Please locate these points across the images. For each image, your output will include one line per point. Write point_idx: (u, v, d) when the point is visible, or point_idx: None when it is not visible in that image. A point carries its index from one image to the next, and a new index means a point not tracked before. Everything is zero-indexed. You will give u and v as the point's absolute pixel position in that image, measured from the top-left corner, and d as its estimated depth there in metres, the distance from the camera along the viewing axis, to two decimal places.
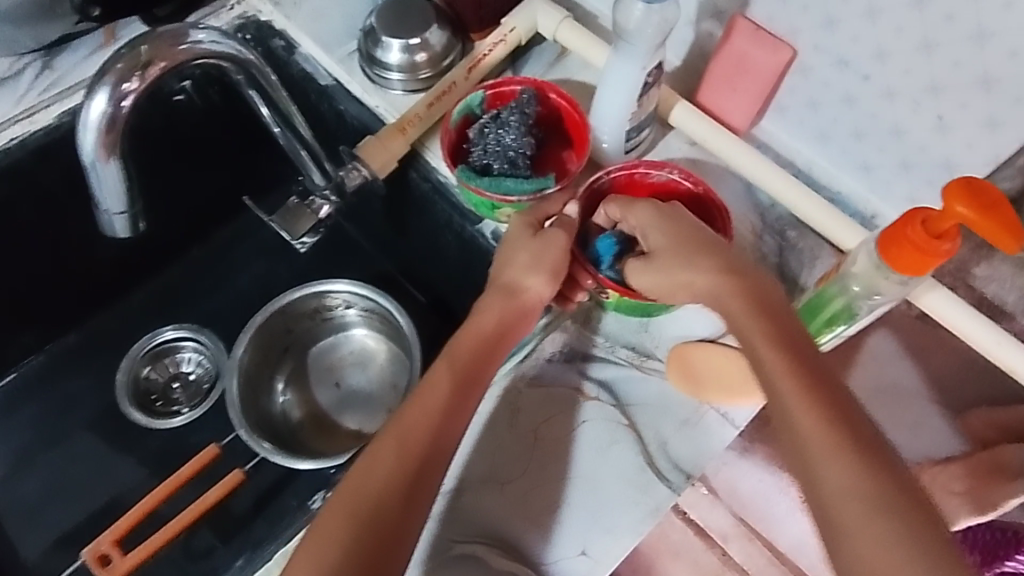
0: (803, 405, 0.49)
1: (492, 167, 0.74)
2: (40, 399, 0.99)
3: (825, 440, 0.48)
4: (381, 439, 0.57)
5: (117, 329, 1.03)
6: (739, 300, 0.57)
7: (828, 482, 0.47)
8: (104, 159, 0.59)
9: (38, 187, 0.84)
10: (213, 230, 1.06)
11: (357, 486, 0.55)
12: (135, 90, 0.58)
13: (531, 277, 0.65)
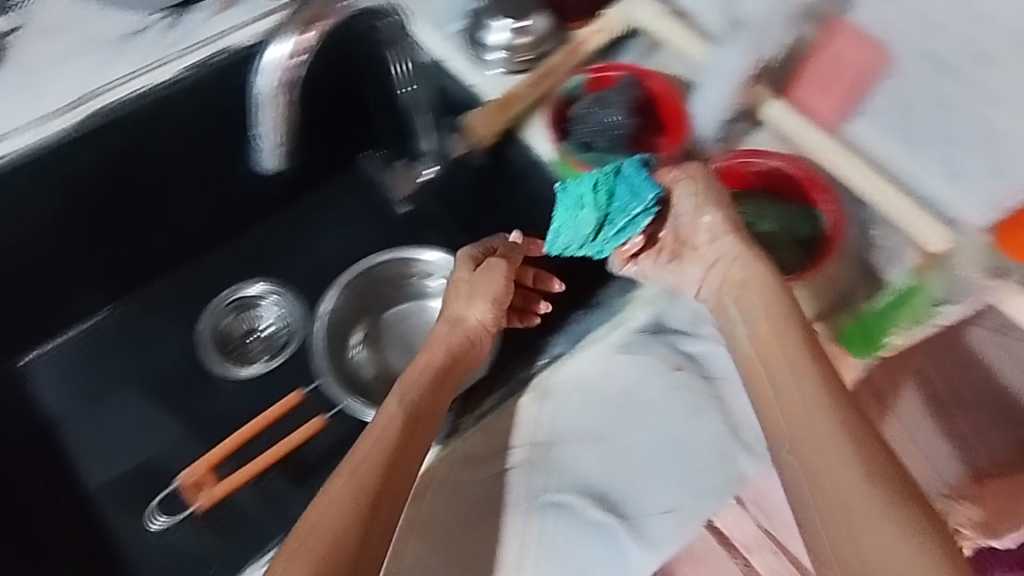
0: (820, 412, 0.60)
1: (594, 144, 0.78)
2: (121, 343, 1.02)
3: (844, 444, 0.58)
4: (347, 464, 0.62)
5: (199, 282, 1.05)
6: (756, 283, 0.67)
7: (846, 483, 0.57)
8: (274, 98, 0.66)
9: (153, 136, 0.88)
10: (296, 198, 1.08)
11: (328, 511, 0.59)
12: (305, 43, 0.63)
13: (456, 317, 0.76)
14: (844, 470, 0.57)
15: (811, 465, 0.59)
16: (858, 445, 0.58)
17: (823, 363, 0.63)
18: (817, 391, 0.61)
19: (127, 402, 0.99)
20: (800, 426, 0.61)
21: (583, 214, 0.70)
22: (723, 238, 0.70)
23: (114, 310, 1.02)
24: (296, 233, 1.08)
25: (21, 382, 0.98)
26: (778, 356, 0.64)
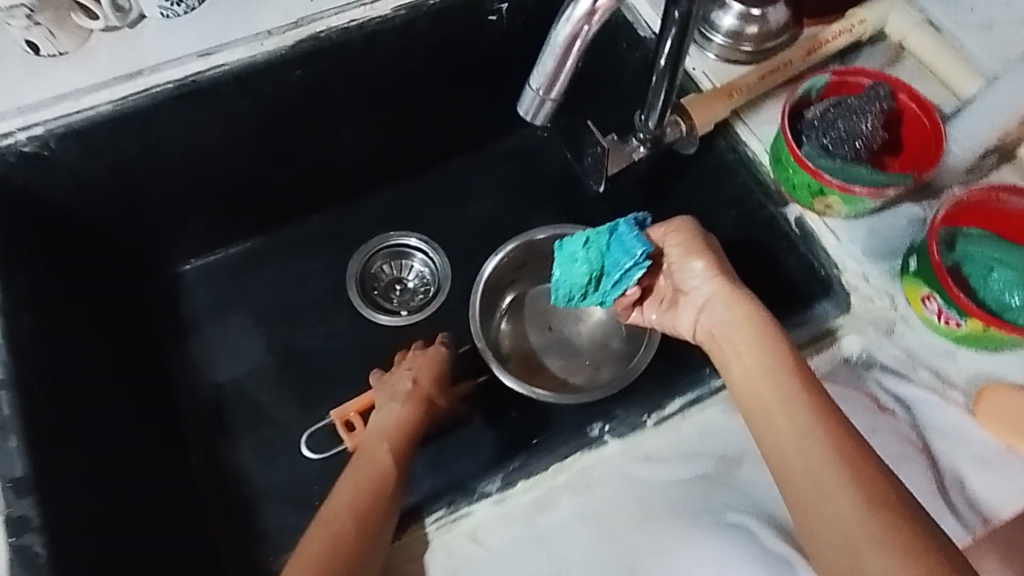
0: (806, 430, 0.55)
1: (837, 152, 0.72)
2: (272, 268, 1.02)
3: (819, 464, 0.52)
4: (330, 506, 0.64)
5: (352, 225, 1.06)
6: (737, 322, 0.64)
7: (819, 502, 0.51)
8: (567, 55, 0.54)
9: (353, 70, 0.87)
10: (457, 157, 1.09)
11: (317, 543, 0.59)
12: None
13: (406, 387, 0.84)
14: (841, 494, 0.51)
15: (805, 488, 0.52)
16: (832, 456, 0.52)
17: (809, 389, 0.57)
18: (793, 408, 0.56)
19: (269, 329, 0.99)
20: (783, 451, 0.55)
21: (576, 266, 0.78)
22: (698, 275, 0.69)
23: (269, 236, 1.03)
24: (453, 194, 1.09)
25: (172, 289, 0.98)
26: (757, 381, 0.59)
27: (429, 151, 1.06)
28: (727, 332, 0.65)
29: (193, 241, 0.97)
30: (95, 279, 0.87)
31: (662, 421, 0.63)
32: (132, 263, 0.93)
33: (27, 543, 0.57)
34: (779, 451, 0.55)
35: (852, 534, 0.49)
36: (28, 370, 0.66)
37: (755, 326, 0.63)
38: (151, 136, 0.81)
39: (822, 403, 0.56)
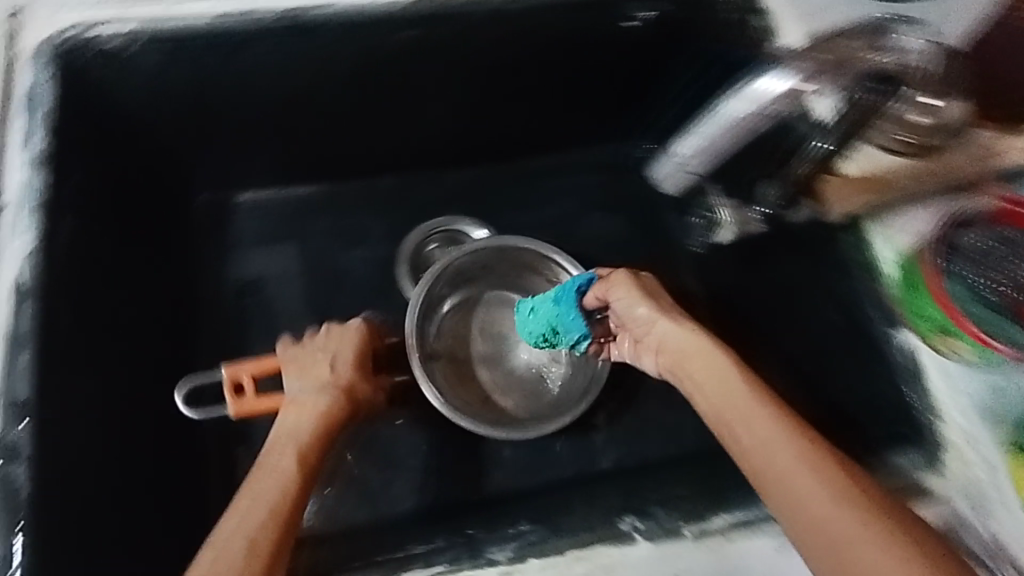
0: (779, 435, 0.51)
1: (991, 298, 0.62)
2: (328, 219, 0.96)
3: (800, 468, 0.49)
4: (249, 486, 0.56)
5: (424, 196, 0.99)
6: (700, 352, 0.60)
7: (806, 506, 0.47)
8: (721, 130, 0.66)
9: (467, 42, 0.79)
10: (551, 154, 0.99)
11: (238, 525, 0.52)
12: (803, 90, 0.59)
13: (326, 356, 0.70)
14: (832, 513, 0.46)
15: (794, 509, 0.48)
16: (813, 468, 0.49)
17: (767, 399, 0.55)
18: (759, 425, 0.53)
19: (312, 282, 0.93)
20: (756, 456, 0.52)
21: (532, 325, 0.78)
22: (658, 323, 0.64)
23: (335, 184, 0.96)
24: (536, 192, 0.99)
25: (223, 215, 0.93)
26: (725, 403, 0.56)
27: (523, 143, 0.97)
28: (687, 358, 0.60)
29: (256, 171, 0.91)
30: (147, 190, 0.82)
31: (705, 538, 0.57)
32: (188, 178, 0.88)
33: (12, 471, 0.54)
34: (750, 451, 0.52)
35: (837, 540, 0.45)
36: (58, 278, 0.61)
37: (722, 364, 0.58)
38: (241, 56, 0.75)
39: (789, 417, 0.53)
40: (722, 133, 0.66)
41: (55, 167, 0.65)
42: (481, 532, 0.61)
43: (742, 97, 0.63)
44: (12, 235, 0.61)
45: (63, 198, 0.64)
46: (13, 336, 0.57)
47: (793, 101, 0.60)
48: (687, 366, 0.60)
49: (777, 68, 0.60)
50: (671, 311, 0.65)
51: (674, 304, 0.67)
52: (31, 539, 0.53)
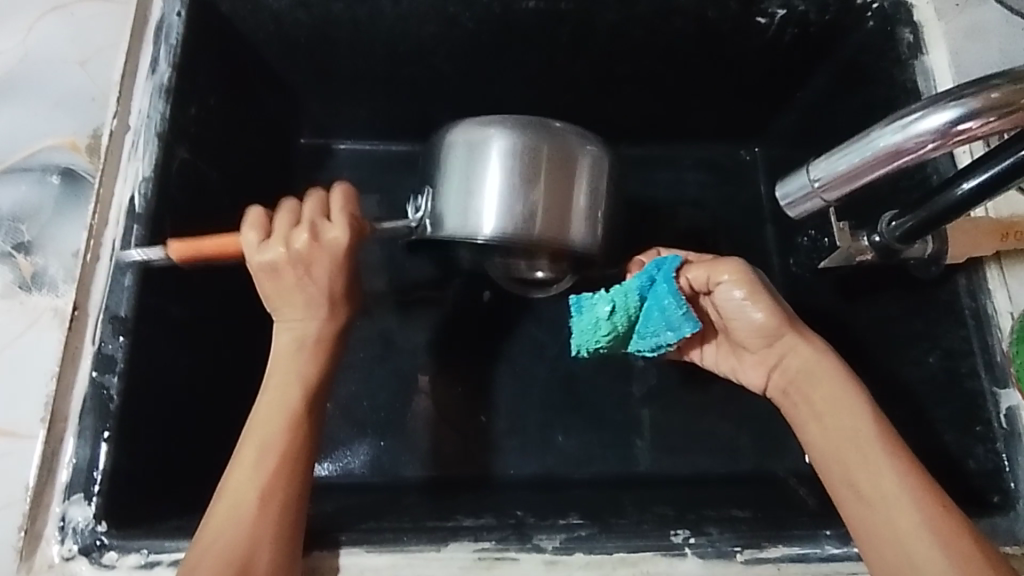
0: (893, 471, 0.53)
1: None
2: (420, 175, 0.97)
3: (913, 514, 0.52)
4: (264, 421, 0.55)
5: None
6: (815, 378, 0.60)
7: (916, 554, 0.50)
8: (883, 162, 0.46)
9: (593, 18, 0.80)
10: (651, 142, 1.01)
11: (250, 471, 0.53)
12: (978, 130, 0.44)
13: (295, 272, 0.57)
14: (932, 555, 0.50)
15: (890, 541, 0.51)
16: (921, 509, 0.52)
17: (887, 434, 0.56)
18: (870, 458, 0.55)
19: None
20: (864, 487, 0.54)
21: (606, 326, 0.67)
22: (779, 330, 0.62)
23: (430, 145, 0.97)
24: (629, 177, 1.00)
25: (321, 159, 0.95)
26: (839, 424, 0.57)
27: (625, 127, 0.97)
28: (814, 378, 0.60)
29: (357, 121, 0.93)
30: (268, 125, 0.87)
31: (758, 565, 0.55)
32: (294, 118, 0.90)
33: (105, 383, 0.56)
34: (860, 484, 0.54)
35: None
36: (169, 202, 0.64)
37: (846, 388, 0.59)
38: (365, 10, 0.77)
39: (900, 454, 0.55)
40: (883, 166, 0.46)
41: (179, 96, 0.67)
42: (531, 516, 0.61)
43: (923, 126, 0.44)
44: (130, 158, 0.63)
45: (181, 127, 0.67)
46: (121, 255, 0.60)
47: (968, 143, 0.44)
48: (796, 377, 0.62)
49: (977, 94, 0.43)
50: (791, 319, 0.63)
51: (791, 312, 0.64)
52: (115, 447, 0.56)
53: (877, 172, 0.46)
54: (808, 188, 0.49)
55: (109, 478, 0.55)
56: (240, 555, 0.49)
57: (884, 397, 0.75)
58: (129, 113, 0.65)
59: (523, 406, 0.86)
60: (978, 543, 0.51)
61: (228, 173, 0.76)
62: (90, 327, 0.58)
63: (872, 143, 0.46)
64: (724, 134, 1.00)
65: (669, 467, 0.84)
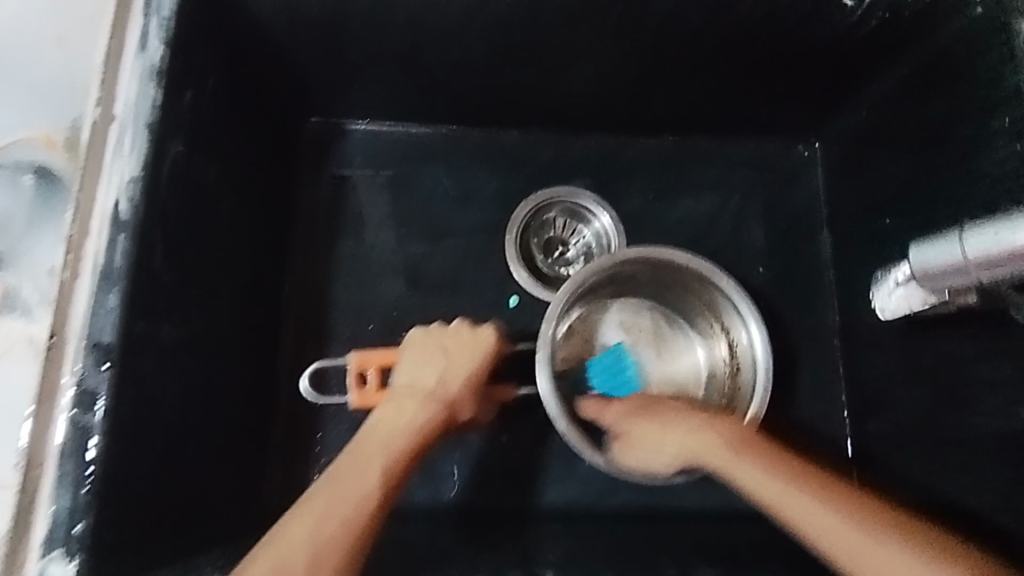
0: (814, 500, 0.56)
1: None
2: (442, 163, 0.87)
3: (854, 532, 0.54)
4: (331, 496, 0.54)
5: (546, 159, 0.89)
6: (723, 463, 0.60)
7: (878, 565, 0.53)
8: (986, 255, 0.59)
9: None
10: (698, 133, 0.91)
11: (313, 539, 0.52)
12: None
13: (433, 359, 0.66)
14: (899, 559, 0.53)
15: (860, 554, 0.53)
16: (892, 534, 0.54)
17: (792, 468, 0.59)
18: (791, 493, 0.57)
19: (414, 233, 0.85)
20: (807, 522, 0.56)
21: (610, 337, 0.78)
22: (665, 445, 0.64)
23: (454, 130, 0.88)
24: (672, 172, 0.91)
25: (331, 142, 0.85)
26: (750, 477, 0.59)
27: (671, 115, 0.87)
28: (703, 450, 0.62)
29: (374, 101, 0.83)
30: (275, 105, 0.78)
31: None
32: (303, 97, 0.81)
33: (86, 423, 0.50)
34: (802, 522, 0.56)
35: None
36: (162, 208, 0.56)
37: (732, 441, 0.62)
38: None
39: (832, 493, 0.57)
40: (982, 271, 0.59)
41: (174, 80, 0.58)
42: None
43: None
44: (115, 156, 0.55)
45: (177, 117, 0.58)
46: (104, 271, 0.53)
47: None
48: (692, 462, 0.63)
49: None
50: (671, 415, 0.66)
51: (668, 407, 0.67)
52: (99, 496, 0.50)
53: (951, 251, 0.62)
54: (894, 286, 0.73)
55: (91, 529, 0.49)
56: None
57: (952, 444, 0.68)
58: (116, 100, 0.56)
59: (547, 429, 0.79)
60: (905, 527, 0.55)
61: (229, 166, 0.67)
62: (72, 355, 0.51)
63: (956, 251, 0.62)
64: (778, 126, 0.90)
65: (702, 499, 0.78)
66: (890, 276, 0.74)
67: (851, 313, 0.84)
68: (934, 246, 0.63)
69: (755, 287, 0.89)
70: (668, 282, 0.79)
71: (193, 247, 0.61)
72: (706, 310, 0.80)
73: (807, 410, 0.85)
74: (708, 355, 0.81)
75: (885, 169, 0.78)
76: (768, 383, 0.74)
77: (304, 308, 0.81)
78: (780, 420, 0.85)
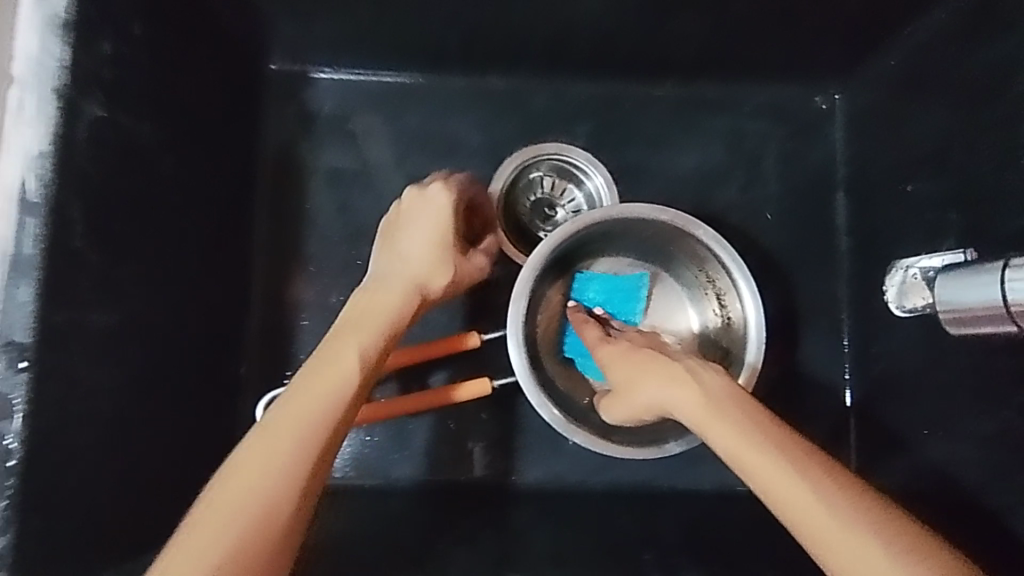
0: (774, 460, 0.47)
1: None
2: (418, 112, 0.78)
3: (816, 501, 0.45)
4: (263, 439, 0.44)
5: (537, 108, 0.80)
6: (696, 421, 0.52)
7: (838, 543, 0.43)
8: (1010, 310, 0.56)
9: None
10: (708, 77, 0.81)
11: (247, 483, 0.42)
12: None
13: (398, 302, 0.54)
14: (867, 544, 0.43)
15: (819, 531, 0.44)
16: (878, 531, 0.43)
17: (765, 424, 0.50)
18: (753, 450, 0.48)
19: (392, 192, 0.77)
20: (764, 487, 0.47)
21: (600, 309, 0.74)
22: (638, 390, 0.58)
23: (433, 76, 0.78)
24: (677, 122, 0.82)
25: (295, 89, 0.77)
26: (714, 428, 0.50)
27: (676, 58, 0.78)
28: (669, 396, 0.54)
29: (340, 42, 0.74)
30: (226, 47, 0.69)
31: None
32: (259, 37, 0.72)
33: (2, 430, 0.46)
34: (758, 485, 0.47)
35: None
36: (79, 179, 0.50)
37: (706, 387, 0.53)
38: None
39: (819, 474, 0.46)
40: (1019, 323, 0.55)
41: (87, 29, 0.51)
42: None
43: None
44: (18, 125, 0.48)
45: (91, 74, 0.51)
46: (14, 260, 0.47)
47: None
48: (666, 410, 0.56)
49: None
50: (650, 357, 0.58)
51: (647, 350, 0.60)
52: (24, 506, 0.46)
53: (977, 294, 0.58)
54: (905, 269, 0.71)
55: (14, 544, 0.45)
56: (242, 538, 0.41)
57: (970, 437, 0.63)
58: (13, 58, 0.49)
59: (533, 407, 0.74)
60: (888, 527, 0.44)
61: (168, 123, 0.59)
62: None
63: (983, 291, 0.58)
64: (797, 72, 0.80)
65: (695, 482, 0.74)
66: (905, 261, 0.71)
67: (868, 283, 0.77)
68: (969, 285, 0.59)
69: (761, 254, 0.81)
70: (646, 235, 0.72)
71: (126, 221, 0.55)
72: (696, 267, 0.73)
73: (812, 385, 0.80)
74: (699, 312, 0.75)
75: (918, 125, 0.69)
76: (761, 333, 0.67)
77: (274, 272, 0.74)
78: (782, 397, 0.80)
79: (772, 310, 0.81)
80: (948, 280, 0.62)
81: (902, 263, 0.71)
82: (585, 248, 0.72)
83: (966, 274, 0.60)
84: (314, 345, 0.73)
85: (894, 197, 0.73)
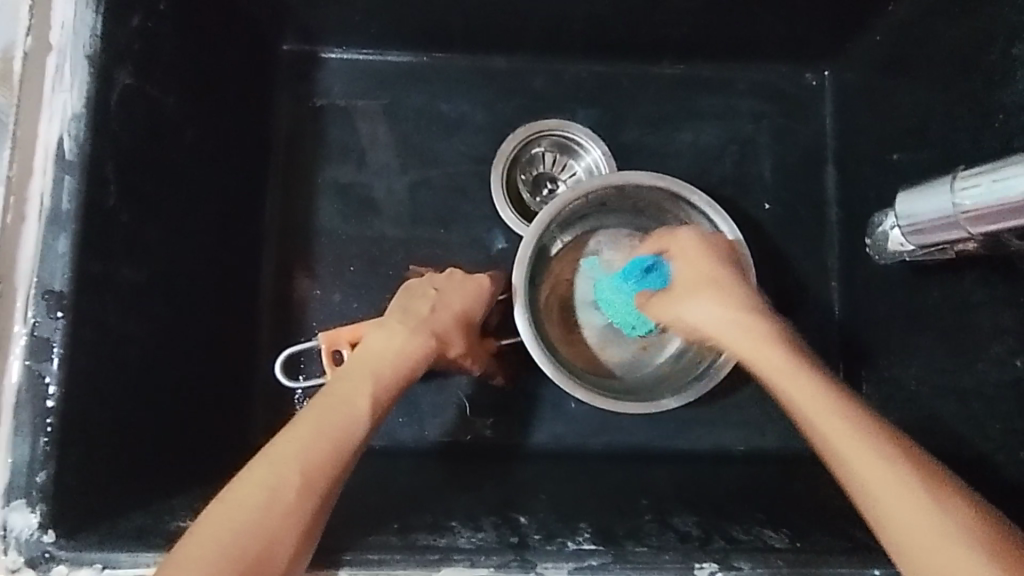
0: (816, 372, 0.52)
1: None
2: (423, 92, 0.82)
3: (853, 406, 0.50)
4: (284, 448, 0.49)
5: (537, 88, 0.83)
6: (756, 339, 0.55)
7: (877, 440, 0.47)
8: (959, 219, 0.58)
9: None
10: (702, 57, 0.84)
11: (262, 487, 0.47)
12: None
13: (409, 354, 0.59)
14: (894, 442, 0.48)
15: (859, 426, 0.48)
16: (896, 433, 0.49)
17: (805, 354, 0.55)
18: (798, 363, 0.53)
19: (402, 167, 0.80)
20: (815, 390, 0.51)
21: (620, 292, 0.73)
22: (698, 296, 0.60)
23: (438, 57, 0.82)
24: (672, 100, 0.85)
25: (307, 70, 0.80)
26: (761, 346, 0.55)
27: (670, 38, 0.81)
28: (730, 310, 0.58)
29: (348, 24, 0.77)
30: (242, 28, 0.73)
31: None
32: (273, 19, 0.76)
33: (41, 372, 0.49)
34: (807, 387, 0.51)
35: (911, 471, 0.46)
36: (111, 143, 0.54)
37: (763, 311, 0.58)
38: None
39: (852, 405, 0.50)
40: (973, 225, 0.57)
41: (118, 4, 0.54)
42: (537, 534, 0.54)
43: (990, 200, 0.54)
44: (56, 89, 0.52)
45: (121, 45, 0.55)
46: (51, 215, 0.50)
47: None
48: (720, 319, 0.58)
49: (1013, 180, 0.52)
50: (714, 275, 0.61)
51: (721, 258, 0.63)
52: (62, 443, 0.49)
53: (931, 208, 0.61)
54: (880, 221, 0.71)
55: (53, 478, 0.48)
56: (258, 542, 0.45)
57: (952, 390, 0.66)
58: (50, 27, 0.52)
59: (537, 370, 0.77)
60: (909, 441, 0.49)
61: (190, 96, 0.63)
62: (21, 302, 0.49)
63: (935, 204, 0.60)
64: (787, 51, 0.84)
65: (691, 442, 0.77)
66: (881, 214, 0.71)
67: (856, 251, 0.80)
68: (927, 195, 0.61)
69: (754, 225, 0.85)
70: (642, 205, 0.76)
71: (152, 184, 0.58)
72: None
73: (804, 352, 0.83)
74: None
75: (902, 97, 0.73)
76: None
77: (286, 245, 0.77)
78: None
79: (766, 281, 0.84)
80: (905, 199, 0.64)
81: (878, 217, 0.72)
82: (584, 217, 0.76)
83: (918, 192, 0.62)
84: (326, 314, 0.76)
85: (880, 168, 0.76)
